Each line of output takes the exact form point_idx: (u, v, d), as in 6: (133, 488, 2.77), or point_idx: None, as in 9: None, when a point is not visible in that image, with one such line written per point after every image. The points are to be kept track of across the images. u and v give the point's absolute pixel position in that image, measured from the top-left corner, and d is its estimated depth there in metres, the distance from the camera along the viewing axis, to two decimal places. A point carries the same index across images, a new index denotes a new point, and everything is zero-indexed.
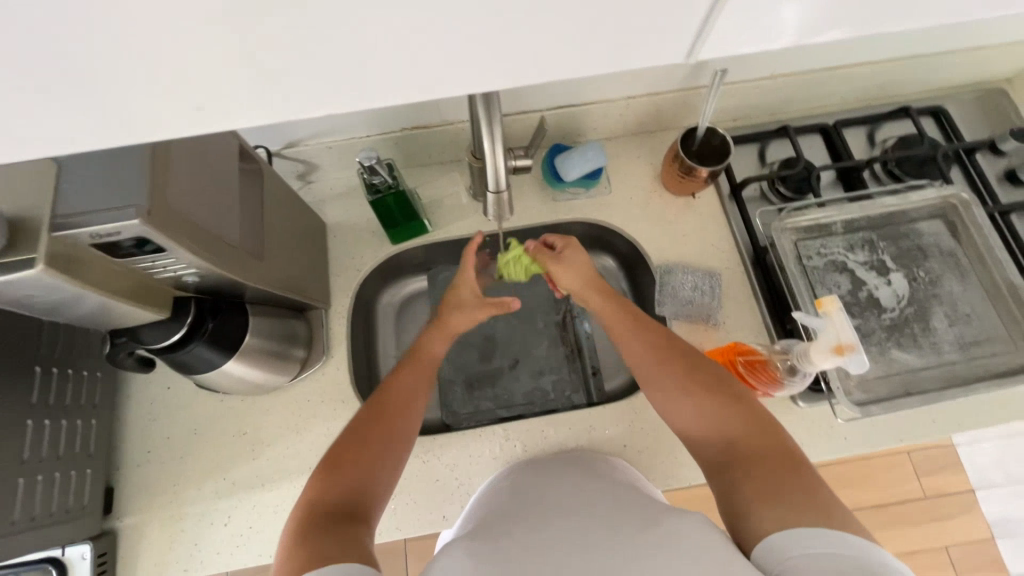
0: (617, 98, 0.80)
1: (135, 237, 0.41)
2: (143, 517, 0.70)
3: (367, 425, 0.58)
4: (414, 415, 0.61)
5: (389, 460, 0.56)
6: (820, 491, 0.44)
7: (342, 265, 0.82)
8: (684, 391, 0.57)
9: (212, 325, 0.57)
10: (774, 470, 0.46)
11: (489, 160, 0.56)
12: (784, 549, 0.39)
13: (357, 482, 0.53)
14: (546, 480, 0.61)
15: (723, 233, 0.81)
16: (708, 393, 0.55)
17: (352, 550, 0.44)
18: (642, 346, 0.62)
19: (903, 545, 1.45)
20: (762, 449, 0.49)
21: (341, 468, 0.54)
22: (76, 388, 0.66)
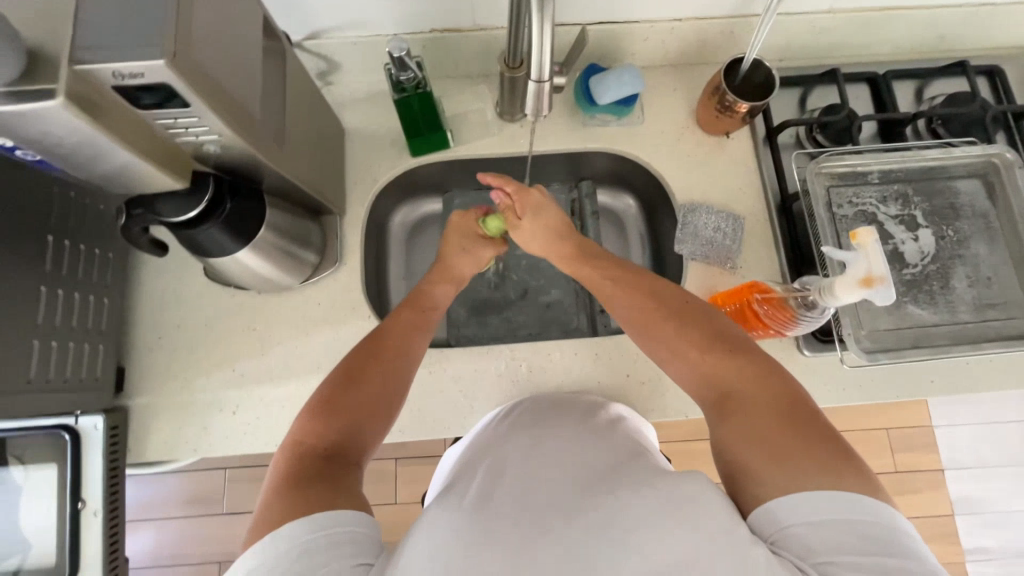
0: (662, 19, 0.75)
1: (158, 84, 0.39)
2: (154, 398, 0.72)
3: (361, 366, 0.58)
4: (407, 361, 0.61)
5: (385, 406, 0.57)
6: (821, 437, 0.44)
7: (359, 173, 0.80)
8: (676, 346, 0.56)
9: (231, 206, 0.56)
10: (772, 417, 0.46)
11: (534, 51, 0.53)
12: (782, 515, 0.41)
13: (348, 426, 0.53)
14: (544, 422, 0.61)
15: (752, 177, 0.79)
16: (701, 345, 0.54)
17: (342, 495, 0.45)
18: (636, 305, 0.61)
19: None
20: (758, 395, 0.49)
21: (332, 413, 0.53)
22: (90, 264, 0.66)
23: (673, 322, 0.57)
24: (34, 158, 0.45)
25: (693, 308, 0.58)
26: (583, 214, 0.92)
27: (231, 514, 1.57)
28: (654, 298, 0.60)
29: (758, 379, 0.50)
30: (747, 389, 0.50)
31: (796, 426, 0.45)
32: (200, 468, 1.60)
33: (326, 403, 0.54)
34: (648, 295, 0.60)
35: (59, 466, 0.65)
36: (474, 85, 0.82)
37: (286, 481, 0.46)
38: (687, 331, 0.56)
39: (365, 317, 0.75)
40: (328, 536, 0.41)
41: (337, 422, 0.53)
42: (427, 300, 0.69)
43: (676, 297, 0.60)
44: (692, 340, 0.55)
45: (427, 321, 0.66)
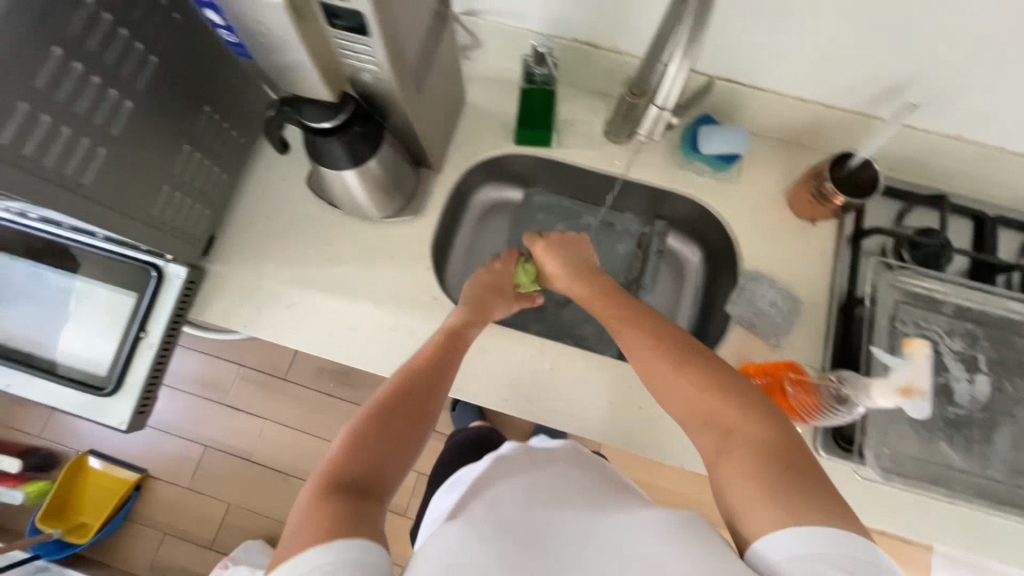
0: (787, 94, 0.77)
1: (354, 11, 0.46)
2: (229, 272, 0.80)
3: (387, 400, 0.59)
4: (435, 396, 0.62)
5: (409, 440, 0.57)
6: (811, 482, 0.45)
7: (464, 142, 0.87)
8: (682, 404, 0.57)
9: (354, 131, 0.63)
10: (769, 465, 0.47)
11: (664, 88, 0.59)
12: (774, 555, 0.43)
13: (373, 457, 0.54)
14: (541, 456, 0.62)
15: (824, 269, 0.79)
16: (705, 404, 0.54)
17: (365, 522, 0.46)
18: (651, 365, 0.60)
19: None
20: (757, 442, 0.49)
21: (360, 442, 0.54)
22: (222, 141, 0.75)
23: (676, 373, 0.57)
24: (233, 40, 0.55)
25: (697, 354, 0.58)
26: (648, 248, 0.97)
27: (232, 409, 1.69)
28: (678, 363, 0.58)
29: (760, 417, 0.51)
30: (744, 438, 0.50)
31: (789, 471, 0.46)
32: (220, 357, 1.73)
33: (357, 433, 0.55)
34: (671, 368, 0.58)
35: (138, 296, 0.75)
36: (592, 100, 0.87)
37: (312, 506, 0.47)
38: (692, 384, 0.56)
39: (425, 268, 0.81)
40: (349, 558, 0.42)
41: (364, 450, 0.54)
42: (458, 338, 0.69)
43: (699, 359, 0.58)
44: (692, 392, 0.56)
45: (453, 355, 0.68)
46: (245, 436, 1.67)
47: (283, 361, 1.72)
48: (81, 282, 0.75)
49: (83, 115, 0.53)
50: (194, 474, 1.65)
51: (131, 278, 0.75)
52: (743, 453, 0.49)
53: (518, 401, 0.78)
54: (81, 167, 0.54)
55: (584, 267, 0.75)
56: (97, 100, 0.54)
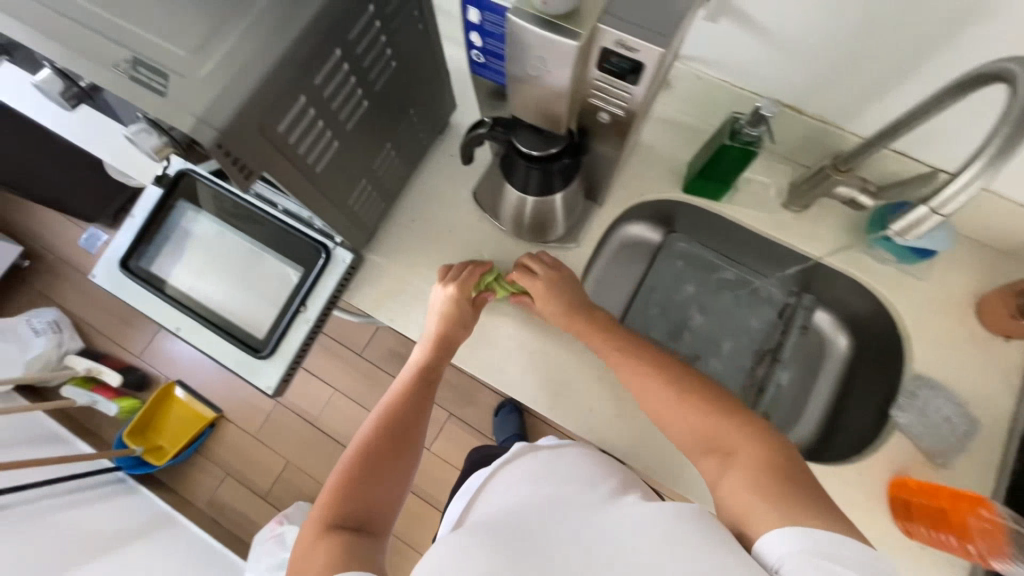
0: (1012, 198, 0.70)
1: (636, 62, 0.46)
2: (383, 264, 0.83)
3: (370, 436, 0.62)
4: (417, 428, 0.65)
5: (398, 469, 0.61)
6: (798, 489, 0.47)
7: (629, 179, 0.85)
8: (680, 435, 0.58)
9: (561, 163, 0.62)
10: (759, 480, 0.48)
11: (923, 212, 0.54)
12: (770, 556, 0.44)
13: (363, 493, 0.57)
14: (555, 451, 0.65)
15: (1010, 392, 0.72)
16: (703, 423, 0.56)
17: (360, 555, 0.50)
18: (671, 423, 0.59)
19: None
20: (751, 464, 0.50)
21: (348, 481, 0.58)
22: (411, 139, 0.77)
23: (676, 403, 0.59)
24: (482, 60, 0.56)
25: (700, 383, 0.60)
26: (790, 321, 0.92)
27: (306, 371, 1.76)
28: (677, 412, 0.58)
29: (746, 439, 0.52)
30: (738, 459, 0.51)
31: (777, 483, 0.47)
32: None
33: (347, 472, 0.59)
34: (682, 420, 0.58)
35: (307, 270, 0.79)
36: (772, 160, 0.83)
37: (311, 549, 0.51)
38: (687, 412, 0.58)
39: None
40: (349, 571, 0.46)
41: (354, 488, 0.57)
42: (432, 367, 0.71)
43: (698, 411, 0.57)
44: (695, 421, 0.57)
45: (432, 385, 0.70)
46: (313, 400, 1.74)
47: (359, 337, 1.77)
48: (261, 249, 0.83)
49: (333, 112, 0.55)
50: (263, 425, 1.73)
51: (307, 253, 0.80)
52: (739, 471, 0.50)
53: (642, 454, 0.75)
54: (319, 157, 0.57)
55: (574, 301, 0.71)
56: (346, 98, 0.57)
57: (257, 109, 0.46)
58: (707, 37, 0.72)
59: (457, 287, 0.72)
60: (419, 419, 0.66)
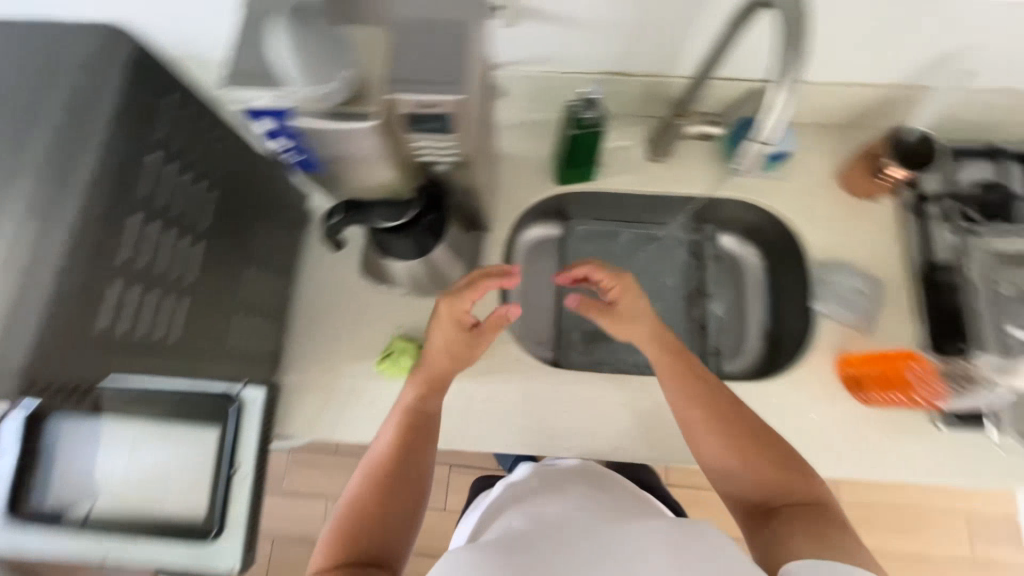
0: (829, 81, 0.75)
1: (440, 114, 0.44)
2: (302, 380, 0.77)
3: (374, 473, 0.59)
4: (423, 463, 0.62)
5: (405, 507, 0.58)
6: (839, 533, 0.50)
7: (506, 193, 0.85)
8: (723, 471, 0.60)
9: (428, 220, 0.61)
10: (815, 527, 0.51)
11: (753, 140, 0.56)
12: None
13: (372, 539, 0.54)
14: (557, 476, 0.69)
15: (895, 244, 0.79)
16: (763, 468, 0.58)
17: None
18: (721, 448, 0.60)
19: None
20: (805, 515, 0.53)
21: (353, 526, 0.55)
22: (272, 244, 0.72)
23: (732, 436, 0.60)
24: (300, 158, 0.51)
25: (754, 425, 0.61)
26: (702, 255, 0.95)
27: (290, 495, 1.63)
28: (733, 444, 0.60)
29: (800, 487, 0.56)
30: (799, 509, 0.54)
31: (819, 526, 0.51)
32: None
33: (350, 518, 0.56)
34: (738, 448, 0.59)
35: None
36: (624, 123, 0.85)
37: None
38: (742, 448, 0.59)
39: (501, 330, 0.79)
40: None
41: (361, 531, 0.55)
42: (433, 397, 0.66)
43: (756, 450, 0.59)
44: (744, 463, 0.59)
45: (426, 424, 0.64)
46: (309, 521, 1.62)
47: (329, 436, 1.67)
48: None
49: (160, 275, 0.49)
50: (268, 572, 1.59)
51: None
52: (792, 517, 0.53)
53: (629, 447, 0.75)
54: (168, 324, 0.52)
55: (668, 338, 0.68)
56: (172, 254, 0.51)
57: (59, 324, 0.40)
58: (516, 40, 0.72)
59: (447, 305, 0.66)
60: (427, 454, 0.62)
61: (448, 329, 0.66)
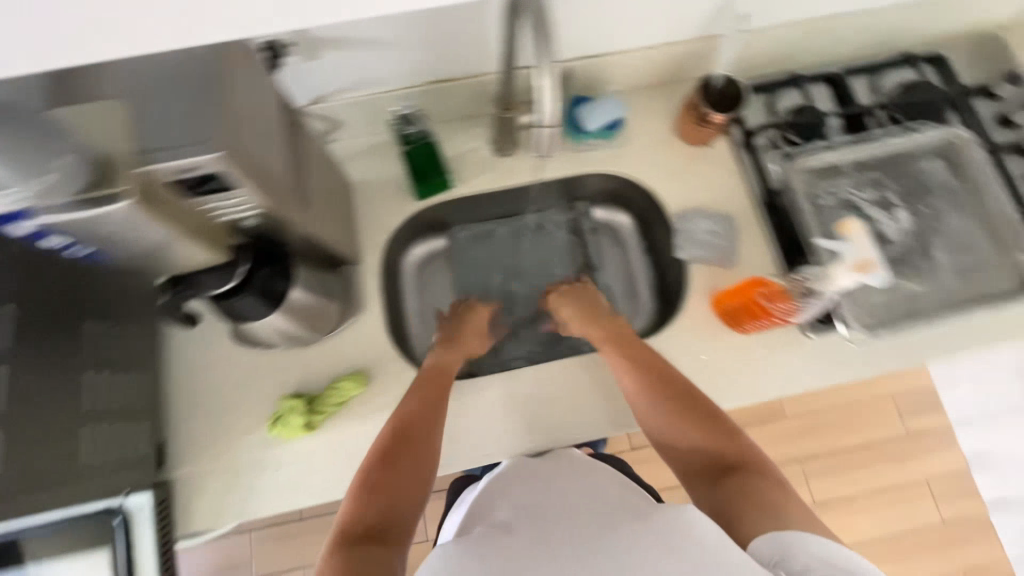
0: (636, 47, 0.80)
1: (209, 173, 0.43)
2: (196, 469, 0.72)
3: (395, 432, 0.66)
4: (437, 422, 0.68)
5: (420, 464, 0.64)
6: (767, 487, 0.57)
7: (369, 222, 0.83)
8: (661, 431, 0.66)
9: (266, 271, 0.59)
10: (758, 492, 0.56)
11: (544, 119, 0.59)
12: (760, 549, 0.50)
13: (390, 498, 0.60)
14: (542, 473, 0.71)
15: (735, 180, 0.84)
16: (707, 435, 0.63)
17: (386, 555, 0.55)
18: (670, 415, 0.66)
19: (866, 483, 1.62)
20: (748, 480, 0.58)
21: (373, 487, 0.61)
22: (123, 340, 0.68)
23: (684, 402, 0.66)
24: (86, 253, 0.46)
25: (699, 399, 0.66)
26: (582, 231, 0.99)
27: None
28: (685, 414, 0.65)
29: (742, 448, 0.62)
30: (742, 469, 0.59)
31: (749, 482, 0.57)
32: None
33: (373, 471, 0.62)
34: (689, 415, 0.65)
35: (109, 550, 0.64)
36: (466, 126, 0.85)
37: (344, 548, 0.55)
38: (676, 410, 0.66)
39: (394, 359, 0.78)
40: None
41: (382, 487, 0.61)
42: (442, 375, 0.74)
43: (705, 417, 0.64)
44: (693, 430, 0.64)
45: (442, 382, 0.73)
46: None
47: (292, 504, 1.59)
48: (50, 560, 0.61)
49: None
50: None
51: (94, 532, 0.63)
52: (740, 479, 0.58)
53: (539, 436, 0.78)
54: None
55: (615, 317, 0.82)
56: None
57: None
58: (325, 71, 0.72)
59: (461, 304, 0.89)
60: (441, 416, 0.69)
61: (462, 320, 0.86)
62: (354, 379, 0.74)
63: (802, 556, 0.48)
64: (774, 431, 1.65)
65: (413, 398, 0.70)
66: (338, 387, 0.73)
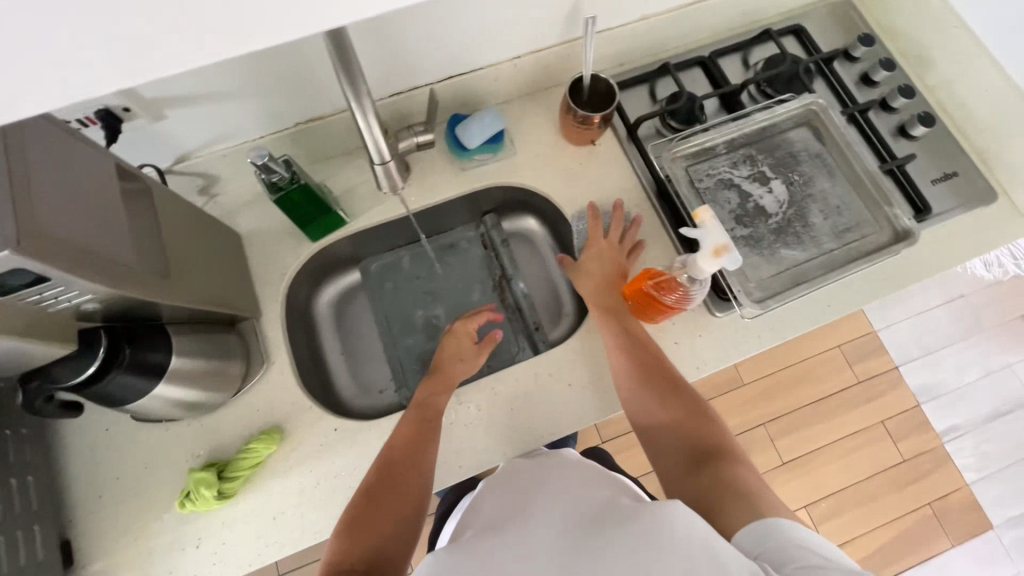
0: (503, 60, 0.81)
1: (8, 268, 0.40)
2: (110, 561, 0.68)
3: (381, 475, 0.64)
4: (423, 460, 0.66)
5: (406, 504, 0.62)
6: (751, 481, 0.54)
7: (266, 271, 0.81)
8: (650, 416, 0.65)
9: (130, 350, 0.55)
10: (734, 477, 0.54)
11: (366, 134, 0.62)
12: (747, 544, 0.47)
13: (370, 543, 0.57)
14: (527, 474, 0.69)
15: (627, 173, 0.85)
16: (685, 423, 0.62)
17: None
18: (650, 405, 0.65)
19: (829, 435, 1.66)
20: (727, 466, 0.56)
21: (351, 533, 0.58)
22: (8, 448, 0.63)
23: (668, 389, 0.65)
24: None
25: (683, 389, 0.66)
26: (494, 244, 0.98)
27: None
28: (668, 400, 0.64)
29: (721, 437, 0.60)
30: (722, 455, 0.58)
31: (734, 471, 0.55)
32: None
33: (355, 516, 0.60)
34: (673, 400, 0.64)
35: None
36: (352, 160, 0.86)
37: None
38: (668, 398, 0.64)
39: (308, 408, 0.75)
40: None
41: (364, 531, 0.58)
42: (430, 411, 0.72)
43: (690, 405, 0.64)
44: (674, 418, 0.63)
45: (431, 417, 0.71)
46: None
47: None
48: None
49: None
50: None
51: None
52: (718, 464, 0.56)
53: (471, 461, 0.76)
54: None
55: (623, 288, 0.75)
56: None
57: None
58: (185, 126, 0.71)
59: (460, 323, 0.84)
60: (431, 453, 0.67)
61: (457, 342, 0.81)
62: (266, 438, 0.72)
63: (792, 548, 0.45)
64: (732, 400, 1.68)
65: (401, 436, 0.68)
66: (251, 449, 0.71)
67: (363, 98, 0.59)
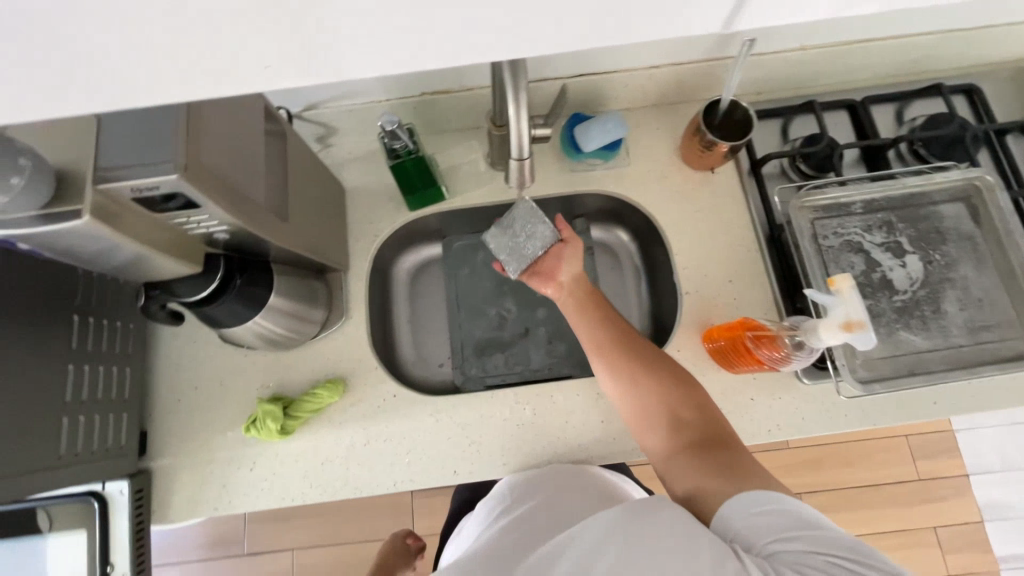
0: (640, 67, 0.78)
1: (170, 192, 0.43)
2: (176, 460, 0.74)
3: None
4: None
5: None
6: (746, 456, 0.53)
7: (362, 228, 0.84)
8: (635, 397, 0.60)
9: (241, 281, 0.59)
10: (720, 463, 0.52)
11: (511, 127, 0.61)
12: (726, 521, 0.47)
13: None
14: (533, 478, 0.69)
15: (741, 210, 0.79)
16: (672, 405, 0.58)
17: None
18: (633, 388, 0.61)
19: (873, 526, 1.53)
20: (713, 452, 0.53)
21: None
22: (116, 338, 0.69)
23: (651, 371, 0.60)
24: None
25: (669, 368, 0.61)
26: None
27: None
28: (651, 385, 0.59)
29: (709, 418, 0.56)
30: (708, 438, 0.55)
31: (727, 453, 0.53)
32: None
33: None
34: (655, 382, 0.59)
35: (89, 531, 0.69)
36: (464, 139, 0.86)
37: None
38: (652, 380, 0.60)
39: (374, 368, 0.78)
40: None
41: None
42: None
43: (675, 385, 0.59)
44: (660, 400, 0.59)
45: None
46: None
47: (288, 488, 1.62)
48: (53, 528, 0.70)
49: None
50: None
51: (82, 510, 0.69)
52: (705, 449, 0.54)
53: (515, 459, 0.75)
54: None
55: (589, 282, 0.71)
56: None
57: None
58: None
59: None
60: None
61: None
62: (331, 387, 0.75)
63: (764, 522, 0.45)
64: (775, 461, 1.58)
65: None
66: (316, 394, 0.74)
67: (522, 88, 0.57)
